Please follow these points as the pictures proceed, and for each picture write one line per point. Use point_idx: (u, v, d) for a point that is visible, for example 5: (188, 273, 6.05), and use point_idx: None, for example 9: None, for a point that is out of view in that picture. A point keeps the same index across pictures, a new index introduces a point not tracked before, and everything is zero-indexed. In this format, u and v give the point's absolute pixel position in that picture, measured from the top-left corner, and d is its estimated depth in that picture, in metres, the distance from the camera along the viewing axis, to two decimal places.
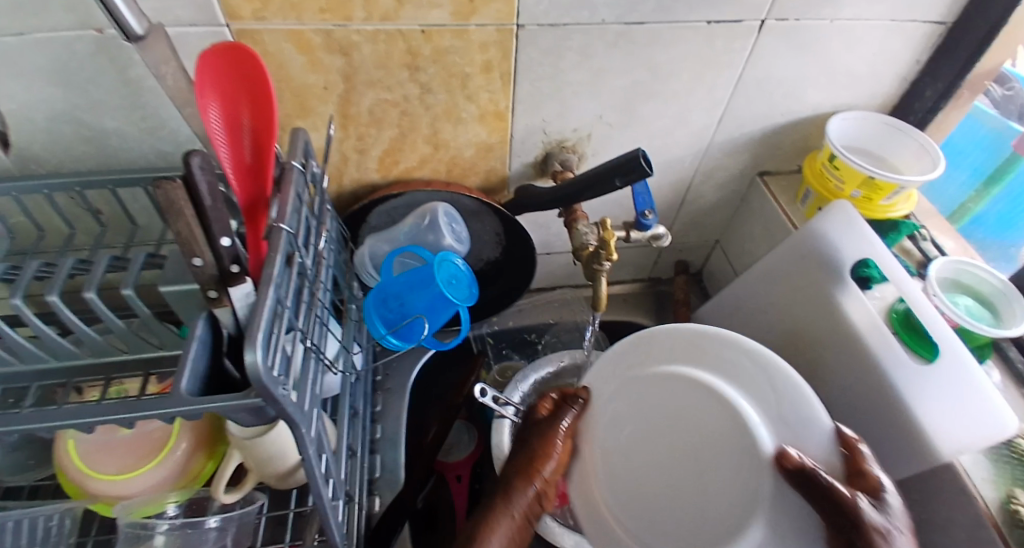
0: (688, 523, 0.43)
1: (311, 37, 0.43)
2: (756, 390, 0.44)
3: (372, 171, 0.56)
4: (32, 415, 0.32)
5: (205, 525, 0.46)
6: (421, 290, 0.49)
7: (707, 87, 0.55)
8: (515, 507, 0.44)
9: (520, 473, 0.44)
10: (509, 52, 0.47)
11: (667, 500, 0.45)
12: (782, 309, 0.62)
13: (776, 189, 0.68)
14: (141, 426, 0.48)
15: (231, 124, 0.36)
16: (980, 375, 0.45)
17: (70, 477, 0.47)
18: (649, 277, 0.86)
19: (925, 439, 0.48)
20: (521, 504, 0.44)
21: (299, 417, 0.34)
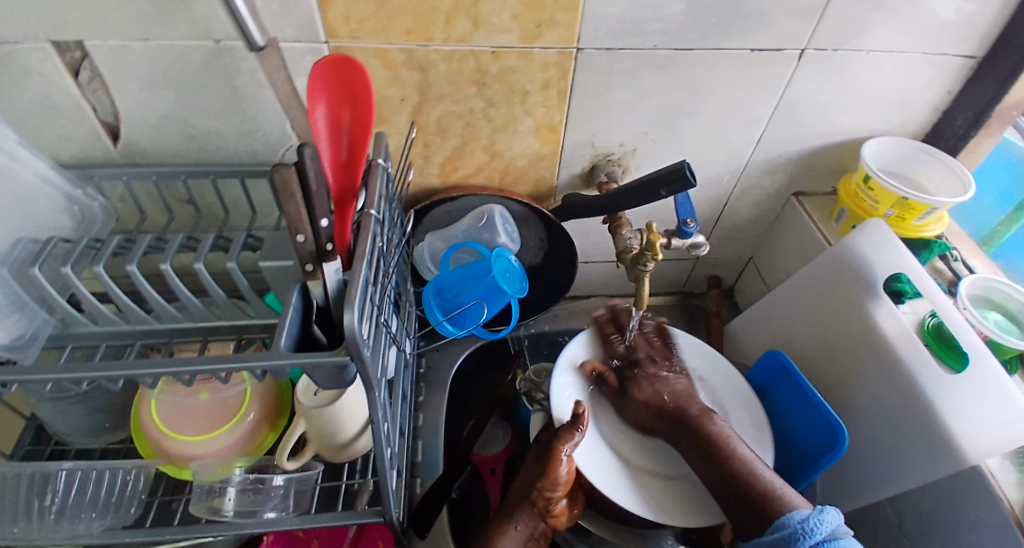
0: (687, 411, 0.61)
1: (395, 55, 0.49)
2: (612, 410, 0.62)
3: (433, 176, 0.62)
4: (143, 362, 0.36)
5: (271, 483, 0.50)
6: (477, 281, 0.54)
7: (747, 108, 0.59)
8: (521, 523, 0.51)
9: (527, 497, 0.52)
10: (566, 71, 0.53)
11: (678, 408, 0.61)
12: (813, 323, 0.65)
13: (811, 209, 0.71)
14: (219, 394, 0.52)
15: (332, 123, 0.42)
16: (1011, 386, 0.46)
17: (149, 435, 0.50)
18: (682, 291, 0.89)
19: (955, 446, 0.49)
20: (523, 522, 0.51)
21: (374, 379, 0.39)
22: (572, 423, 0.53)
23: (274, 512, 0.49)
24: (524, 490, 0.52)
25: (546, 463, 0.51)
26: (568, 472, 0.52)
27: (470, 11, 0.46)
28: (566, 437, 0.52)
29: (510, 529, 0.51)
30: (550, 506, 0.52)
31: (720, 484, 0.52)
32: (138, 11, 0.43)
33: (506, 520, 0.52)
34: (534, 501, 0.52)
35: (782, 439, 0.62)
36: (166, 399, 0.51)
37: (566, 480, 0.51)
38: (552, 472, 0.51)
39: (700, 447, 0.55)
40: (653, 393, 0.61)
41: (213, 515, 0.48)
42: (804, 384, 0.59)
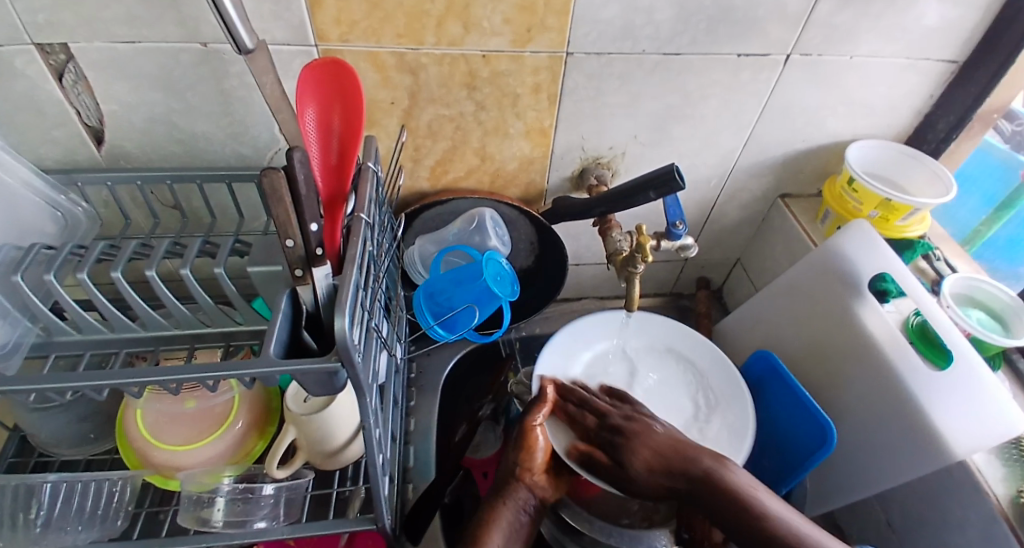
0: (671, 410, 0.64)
1: (386, 58, 0.49)
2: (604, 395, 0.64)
3: (423, 180, 0.62)
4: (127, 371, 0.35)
5: (261, 492, 0.49)
6: (468, 285, 0.54)
7: (735, 112, 0.60)
8: (511, 497, 0.51)
9: (513, 471, 0.52)
10: (557, 75, 0.53)
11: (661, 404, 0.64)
12: (801, 324, 0.65)
13: (797, 211, 0.72)
14: (206, 402, 0.51)
15: (322, 128, 0.42)
16: (984, 369, 0.49)
17: (135, 445, 0.49)
18: (671, 293, 0.89)
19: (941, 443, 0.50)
20: (513, 495, 0.51)
21: (365, 384, 0.38)
22: (537, 402, 0.57)
23: (264, 521, 0.48)
24: (506, 468, 0.53)
25: (520, 436, 0.54)
26: (544, 440, 0.54)
27: (461, 15, 0.46)
28: (536, 409, 0.55)
29: (501, 507, 0.50)
30: (535, 473, 0.53)
31: (757, 544, 0.43)
32: (123, 12, 0.42)
33: (493, 502, 0.51)
34: (516, 477, 0.52)
35: (773, 438, 0.62)
36: (153, 407, 0.50)
37: (545, 447, 0.54)
38: (530, 439, 0.53)
39: (718, 502, 0.45)
40: (652, 454, 0.50)
41: (202, 526, 0.48)
42: (792, 382, 0.59)
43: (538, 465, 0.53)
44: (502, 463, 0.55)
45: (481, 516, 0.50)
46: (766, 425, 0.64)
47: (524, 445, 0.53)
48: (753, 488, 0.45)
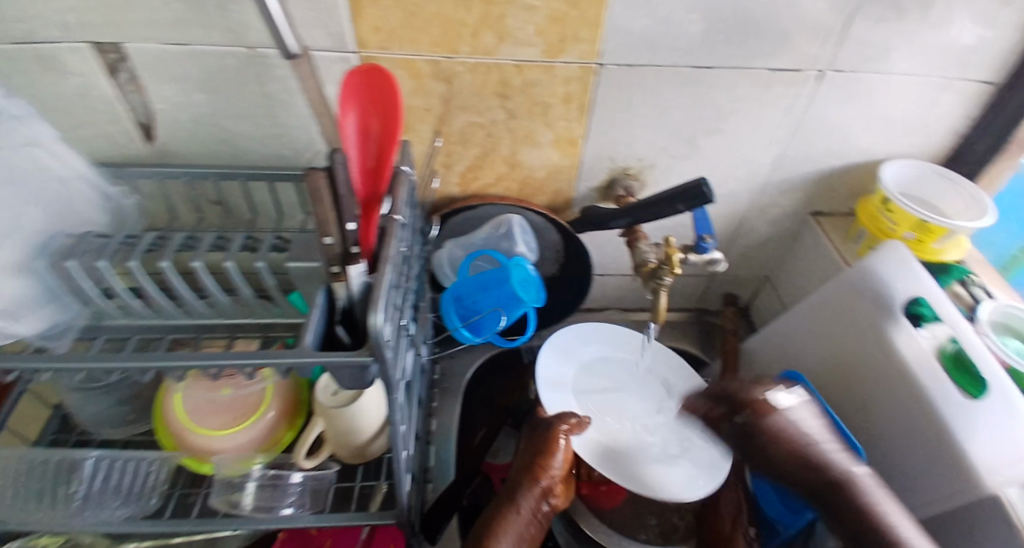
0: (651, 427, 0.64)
1: (422, 66, 0.51)
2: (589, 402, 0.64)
3: (453, 185, 0.63)
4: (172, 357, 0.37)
5: (288, 480, 0.51)
6: (495, 289, 0.55)
7: (767, 127, 0.60)
8: (524, 502, 0.51)
9: (527, 474, 0.52)
10: (588, 85, 0.54)
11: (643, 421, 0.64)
12: (829, 344, 0.65)
13: (829, 229, 0.71)
14: (240, 391, 0.53)
15: (361, 132, 0.43)
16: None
17: (173, 429, 0.51)
18: (696, 308, 0.89)
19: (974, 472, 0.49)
20: (527, 502, 0.51)
21: (394, 379, 0.40)
22: (560, 416, 0.56)
23: (291, 509, 0.50)
24: (520, 474, 0.52)
25: (538, 446, 0.53)
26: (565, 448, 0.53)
27: (496, 25, 0.48)
28: (565, 418, 0.55)
29: (514, 512, 0.50)
30: (551, 482, 0.52)
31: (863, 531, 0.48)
32: (181, 19, 0.45)
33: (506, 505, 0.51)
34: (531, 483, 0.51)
35: None
36: (191, 393, 0.52)
37: (564, 456, 0.53)
38: (552, 446, 0.53)
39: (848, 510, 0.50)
40: (790, 441, 0.53)
41: (232, 509, 0.49)
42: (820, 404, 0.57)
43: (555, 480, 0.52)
44: (517, 465, 0.54)
45: (492, 518, 0.50)
46: None
47: (543, 455, 0.52)
48: (878, 497, 0.50)
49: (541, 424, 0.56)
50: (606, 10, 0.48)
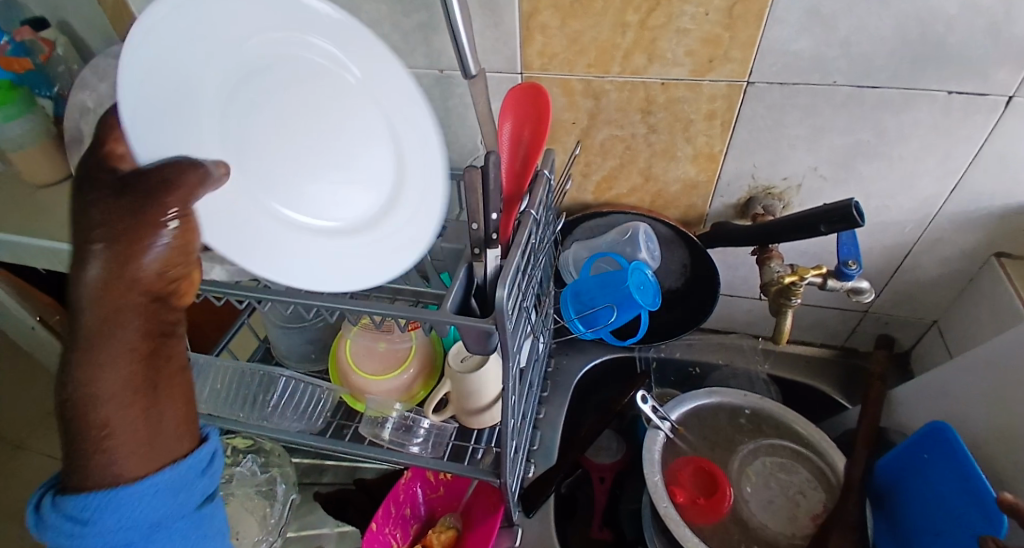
0: (307, 161, 0.43)
1: (575, 84, 0.57)
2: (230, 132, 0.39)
3: (588, 193, 0.68)
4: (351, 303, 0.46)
5: (419, 425, 0.62)
6: (611, 288, 0.60)
7: (943, 154, 0.54)
8: (122, 350, 0.31)
9: (111, 306, 0.30)
10: (733, 104, 0.55)
11: (292, 155, 0.42)
12: (997, 405, 0.54)
13: (1016, 275, 0.60)
14: (393, 345, 0.62)
15: (513, 139, 0.51)
16: None
17: (342, 366, 0.61)
18: (843, 347, 0.79)
19: None
20: (130, 346, 0.31)
21: (510, 349, 0.45)
22: (144, 191, 0.30)
23: (417, 448, 0.60)
24: (101, 304, 0.30)
25: (101, 248, 0.29)
26: (185, 238, 0.31)
27: (648, 47, 0.52)
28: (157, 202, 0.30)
29: (105, 369, 0.31)
30: (151, 291, 0.31)
31: None
32: (395, 47, 0.58)
33: (89, 376, 0.30)
34: (106, 324, 0.30)
35: (931, 524, 0.52)
36: (359, 341, 0.62)
37: (185, 247, 0.32)
38: (145, 248, 0.30)
39: None
40: None
41: (375, 438, 0.61)
42: (969, 464, 0.48)
43: (174, 278, 0.32)
44: (73, 287, 0.30)
45: (81, 405, 0.30)
46: (921, 508, 0.53)
47: (132, 267, 0.30)
48: None
49: (108, 199, 0.31)
50: (762, 32, 0.49)
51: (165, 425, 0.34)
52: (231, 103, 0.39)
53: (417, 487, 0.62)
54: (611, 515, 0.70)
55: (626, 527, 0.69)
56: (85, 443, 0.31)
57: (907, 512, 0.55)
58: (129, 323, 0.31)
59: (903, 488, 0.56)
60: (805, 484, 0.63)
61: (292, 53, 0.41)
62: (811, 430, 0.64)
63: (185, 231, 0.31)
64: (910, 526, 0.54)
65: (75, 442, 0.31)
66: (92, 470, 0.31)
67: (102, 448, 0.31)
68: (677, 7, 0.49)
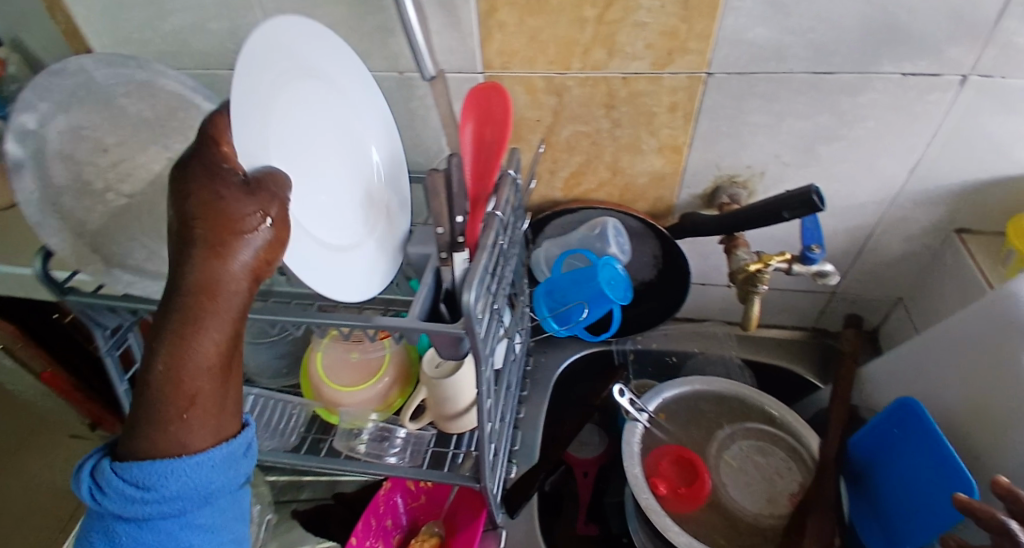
0: (320, 175, 0.47)
1: (537, 82, 0.56)
2: (275, 133, 0.41)
3: (557, 190, 0.68)
4: (316, 314, 0.45)
5: (394, 435, 0.60)
6: (585, 284, 0.60)
7: (897, 136, 0.56)
8: (204, 339, 0.31)
9: (203, 292, 0.31)
10: (694, 95, 0.55)
11: (310, 163, 0.46)
12: (962, 378, 0.55)
13: (976, 249, 0.62)
14: (365, 355, 0.61)
15: (475, 140, 0.50)
16: None
17: (312, 380, 0.60)
18: (815, 328, 0.80)
19: None
20: (210, 336, 0.31)
21: (482, 354, 0.45)
22: (261, 187, 0.35)
23: (395, 458, 0.58)
24: (197, 290, 0.31)
25: (212, 231, 0.32)
26: (276, 245, 0.34)
27: (607, 42, 0.52)
28: (263, 207, 0.34)
29: (185, 355, 0.31)
30: (240, 287, 0.32)
31: None
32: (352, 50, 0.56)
33: (180, 350, 0.31)
34: (208, 302, 0.31)
35: (901, 496, 0.53)
36: (330, 353, 0.61)
37: (274, 252, 0.35)
38: (238, 242, 0.32)
39: None
40: None
41: (351, 452, 0.59)
42: (937, 438, 0.50)
43: (264, 271, 0.34)
44: (181, 264, 0.31)
45: (171, 377, 0.31)
46: (894, 482, 0.54)
47: (227, 258, 0.32)
48: None
49: (224, 184, 0.34)
50: (718, 23, 0.49)
51: (231, 409, 0.34)
52: (278, 106, 0.42)
53: (398, 497, 0.61)
54: (595, 510, 0.71)
55: (612, 521, 0.70)
56: (167, 413, 0.31)
57: (882, 488, 0.56)
58: (229, 304, 0.32)
59: (878, 466, 0.57)
60: (781, 464, 0.64)
61: (336, 88, 0.49)
62: (785, 413, 0.65)
63: (280, 225, 0.34)
64: (884, 501, 0.56)
65: (156, 413, 0.31)
66: (162, 443, 0.31)
67: (180, 421, 0.31)
68: (633, 2, 0.48)
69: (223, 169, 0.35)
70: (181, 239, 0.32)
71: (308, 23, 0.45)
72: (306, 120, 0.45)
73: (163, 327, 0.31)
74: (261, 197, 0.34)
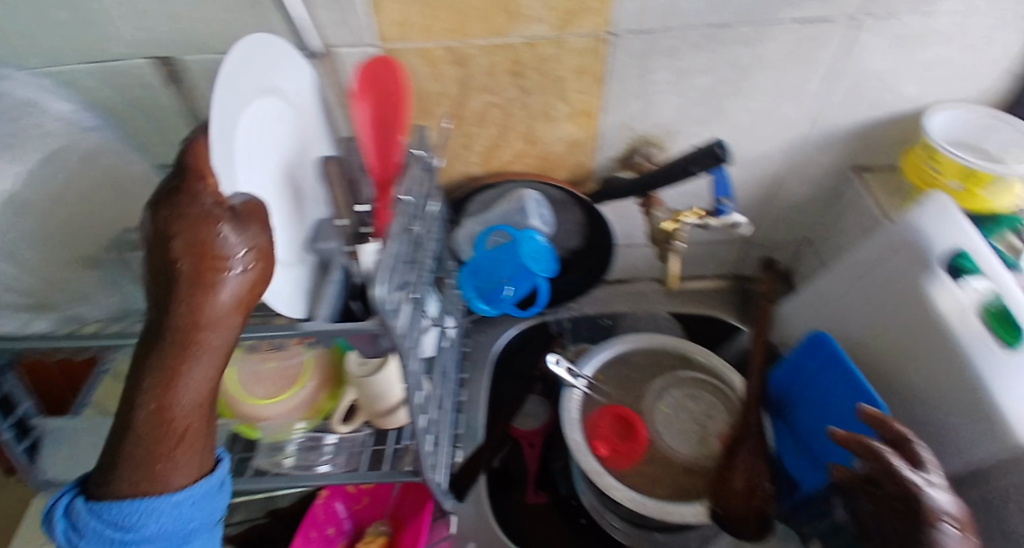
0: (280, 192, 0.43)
1: (436, 52, 0.52)
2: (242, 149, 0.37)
3: (473, 165, 0.64)
4: None
5: (323, 441, 0.58)
6: (508, 261, 0.63)
7: (794, 83, 0.57)
8: (189, 378, 0.30)
9: (191, 330, 0.29)
10: (600, 56, 0.53)
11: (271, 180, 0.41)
12: (870, 311, 0.59)
13: (875, 185, 0.66)
14: (284, 361, 0.55)
15: (373, 119, 0.45)
16: None
17: (226, 399, 0.53)
18: (735, 274, 0.83)
19: (1000, 426, 0.43)
20: (197, 374, 0.30)
21: (404, 348, 0.42)
22: (246, 214, 0.32)
23: (327, 466, 0.57)
24: (184, 328, 0.29)
25: (198, 266, 0.29)
26: (263, 276, 0.32)
27: (505, 5, 0.49)
28: (249, 237, 0.31)
29: (171, 395, 0.29)
30: (230, 322, 0.31)
31: None
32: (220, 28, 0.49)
33: (168, 390, 0.29)
34: (193, 341, 0.29)
35: (817, 426, 0.56)
36: (243, 367, 0.54)
37: (262, 284, 0.32)
38: (223, 274, 0.30)
39: None
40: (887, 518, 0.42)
41: (275, 468, 0.56)
42: (847, 368, 0.53)
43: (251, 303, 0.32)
44: (167, 298, 0.29)
45: (161, 416, 0.29)
46: (813, 415, 0.57)
47: (214, 294, 0.29)
48: None
49: (212, 210, 0.31)
50: None
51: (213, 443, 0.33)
52: (246, 120, 0.37)
53: (338, 503, 0.59)
54: (543, 479, 0.71)
55: (560, 486, 0.70)
56: (158, 450, 0.30)
57: (800, 421, 0.59)
58: (217, 341, 0.30)
59: (795, 399, 0.60)
60: (711, 407, 0.66)
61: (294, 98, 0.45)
62: (710, 359, 0.67)
63: (264, 254, 0.32)
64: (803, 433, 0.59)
65: (140, 454, 0.29)
66: (141, 487, 0.30)
67: (167, 460, 0.30)
68: None
69: (199, 191, 0.30)
70: (165, 273, 0.29)
71: (284, 46, 0.43)
72: (281, 143, 0.43)
73: (151, 366, 0.29)
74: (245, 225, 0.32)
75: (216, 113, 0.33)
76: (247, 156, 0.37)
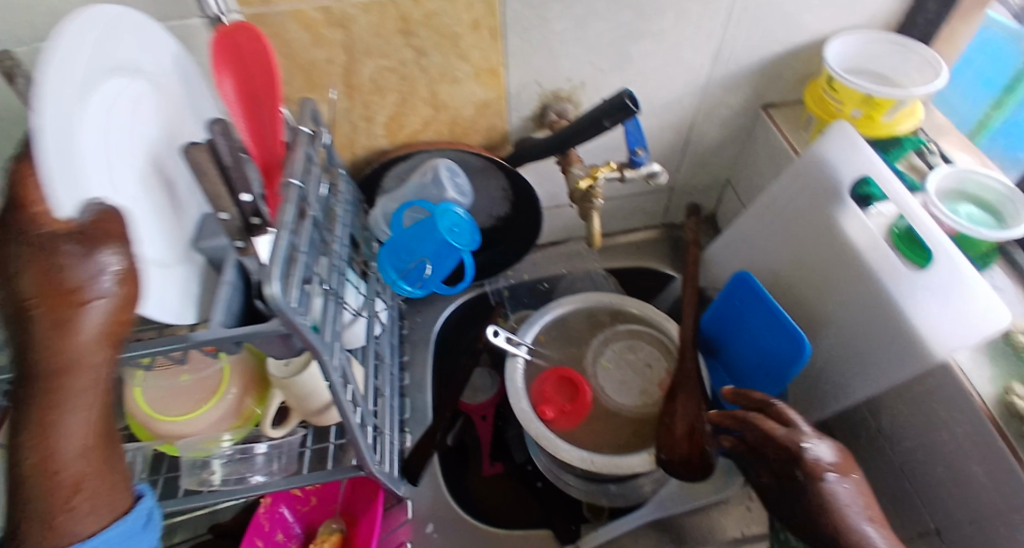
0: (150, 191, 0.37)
1: (312, 14, 0.47)
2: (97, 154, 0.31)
3: (380, 137, 0.60)
4: None
5: (254, 450, 0.54)
6: (428, 238, 0.60)
7: (695, 22, 0.56)
8: (67, 424, 0.27)
9: (56, 374, 0.26)
10: (494, 6, 0.50)
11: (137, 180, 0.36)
12: (789, 244, 0.61)
13: (780, 120, 0.67)
14: (197, 372, 0.51)
15: (243, 97, 0.41)
16: (968, 272, 0.44)
17: (138, 420, 0.50)
18: (665, 224, 0.84)
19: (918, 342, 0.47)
20: (76, 418, 0.27)
21: (319, 345, 0.39)
22: (92, 229, 0.27)
23: (262, 476, 0.54)
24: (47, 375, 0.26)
25: (44, 306, 0.25)
26: (127, 300, 0.28)
27: None
28: (102, 259, 0.27)
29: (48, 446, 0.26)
30: (99, 356, 0.27)
31: None
32: None
33: (42, 443, 0.26)
34: (58, 386, 0.26)
35: (754, 361, 0.59)
36: (151, 385, 0.50)
37: (126, 309, 0.28)
38: (77, 308, 0.26)
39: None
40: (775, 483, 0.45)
41: (202, 486, 0.53)
42: (770, 304, 0.55)
43: (124, 331, 0.28)
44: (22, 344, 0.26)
45: (41, 469, 0.27)
46: (744, 350, 0.60)
47: (67, 334, 0.26)
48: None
49: (48, 237, 0.26)
50: None
51: (125, 477, 0.31)
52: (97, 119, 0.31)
53: (283, 508, 0.56)
54: (497, 449, 0.71)
55: (516, 454, 0.70)
56: (48, 505, 0.27)
57: (735, 358, 0.61)
58: (88, 380, 0.27)
59: (727, 338, 0.62)
60: (650, 356, 0.68)
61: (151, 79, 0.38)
62: (647, 310, 0.68)
63: (129, 278, 0.28)
64: (740, 369, 0.61)
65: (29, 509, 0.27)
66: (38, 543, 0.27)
67: (66, 510, 0.28)
68: None
69: (30, 222, 0.26)
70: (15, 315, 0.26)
71: (131, 14, 0.35)
72: (136, 130, 0.36)
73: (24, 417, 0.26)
74: (96, 243, 0.27)
75: (54, 121, 0.26)
76: (100, 155, 0.31)
